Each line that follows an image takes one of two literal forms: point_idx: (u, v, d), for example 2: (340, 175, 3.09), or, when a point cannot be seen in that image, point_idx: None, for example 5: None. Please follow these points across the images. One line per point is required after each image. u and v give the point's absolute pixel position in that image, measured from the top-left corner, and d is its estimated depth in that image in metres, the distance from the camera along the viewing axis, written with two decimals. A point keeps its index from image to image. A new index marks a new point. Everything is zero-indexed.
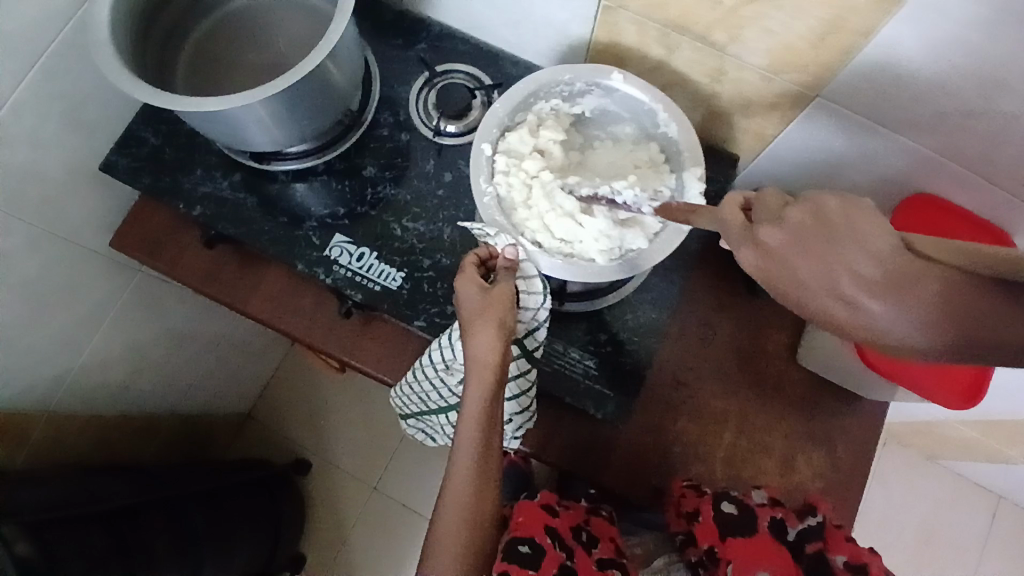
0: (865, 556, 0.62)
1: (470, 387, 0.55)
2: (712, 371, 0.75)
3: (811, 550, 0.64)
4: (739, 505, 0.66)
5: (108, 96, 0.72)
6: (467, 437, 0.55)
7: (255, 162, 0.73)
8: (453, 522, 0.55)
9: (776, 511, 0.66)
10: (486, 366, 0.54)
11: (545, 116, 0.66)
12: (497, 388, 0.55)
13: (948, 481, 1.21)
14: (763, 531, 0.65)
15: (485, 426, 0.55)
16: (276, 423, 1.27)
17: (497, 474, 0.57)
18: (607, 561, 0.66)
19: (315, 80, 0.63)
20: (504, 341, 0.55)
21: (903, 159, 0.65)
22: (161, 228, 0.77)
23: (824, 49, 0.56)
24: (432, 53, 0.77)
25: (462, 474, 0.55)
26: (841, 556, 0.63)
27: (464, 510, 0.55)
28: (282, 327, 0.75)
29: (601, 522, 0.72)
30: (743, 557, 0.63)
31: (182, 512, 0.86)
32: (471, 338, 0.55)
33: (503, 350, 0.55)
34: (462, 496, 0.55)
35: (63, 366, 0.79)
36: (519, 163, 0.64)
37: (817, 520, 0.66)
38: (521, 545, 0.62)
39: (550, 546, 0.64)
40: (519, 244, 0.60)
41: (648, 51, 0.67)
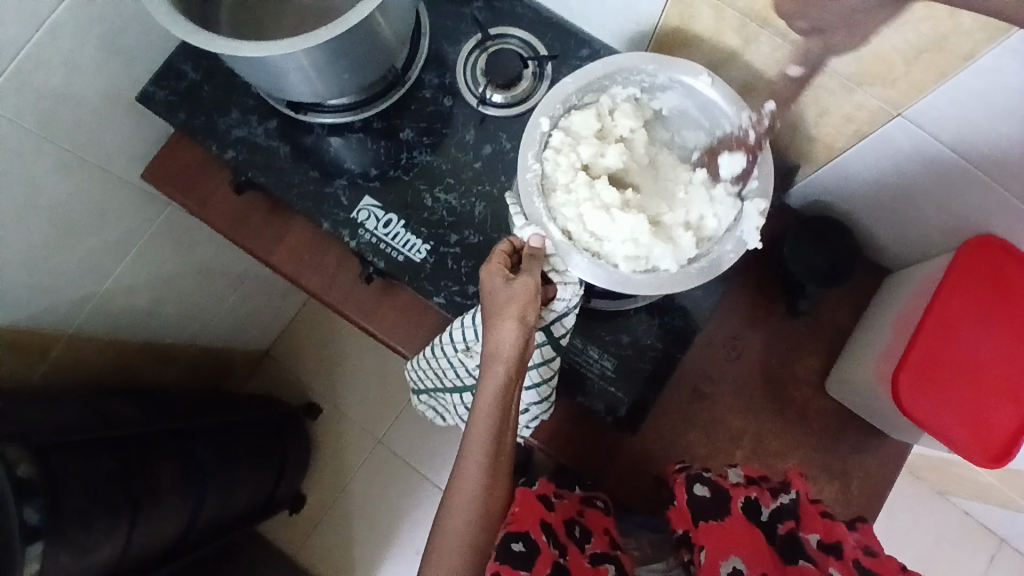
0: (839, 533, 0.60)
1: (484, 379, 0.54)
2: (733, 386, 0.72)
3: (783, 530, 0.60)
4: (713, 486, 0.62)
5: (151, 24, 0.70)
6: (480, 429, 0.55)
7: (291, 110, 0.70)
8: (460, 508, 0.57)
9: (750, 491, 0.63)
10: (500, 361, 0.54)
11: (619, 102, 0.61)
12: (512, 383, 0.54)
13: (954, 519, 1.17)
14: (737, 513, 0.61)
15: (498, 421, 0.54)
16: (291, 363, 1.29)
17: (507, 465, 0.57)
18: (601, 556, 0.64)
19: (360, 33, 0.59)
20: (523, 340, 0.54)
21: (980, 196, 0.60)
22: (192, 165, 0.76)
23: (919, 66, 0.50)
24: (488, 14, 0.73)
25: (472, 467, 0.56)
26: (815, 534, 0.59)
27: (471, 496, 0.56)
28: (303, 283, 0.74)
29: (596, 513, 0.68)
30: (715, 541, 0.59)
31: (191, 443, 0.88)
32: (489, 330, 0.54)
33: (521, 349, 0.54)
34: (471, 486, 0.56)
35: (88, 291, 0.79)
36: (575, 145, 0.59)
37: (791, 498, 0.62)
38: (514, 542, 0.60)
39: (544, 544, 0.61)
40: (550, 236, 0.57)
41: (720, 41, 0.62)
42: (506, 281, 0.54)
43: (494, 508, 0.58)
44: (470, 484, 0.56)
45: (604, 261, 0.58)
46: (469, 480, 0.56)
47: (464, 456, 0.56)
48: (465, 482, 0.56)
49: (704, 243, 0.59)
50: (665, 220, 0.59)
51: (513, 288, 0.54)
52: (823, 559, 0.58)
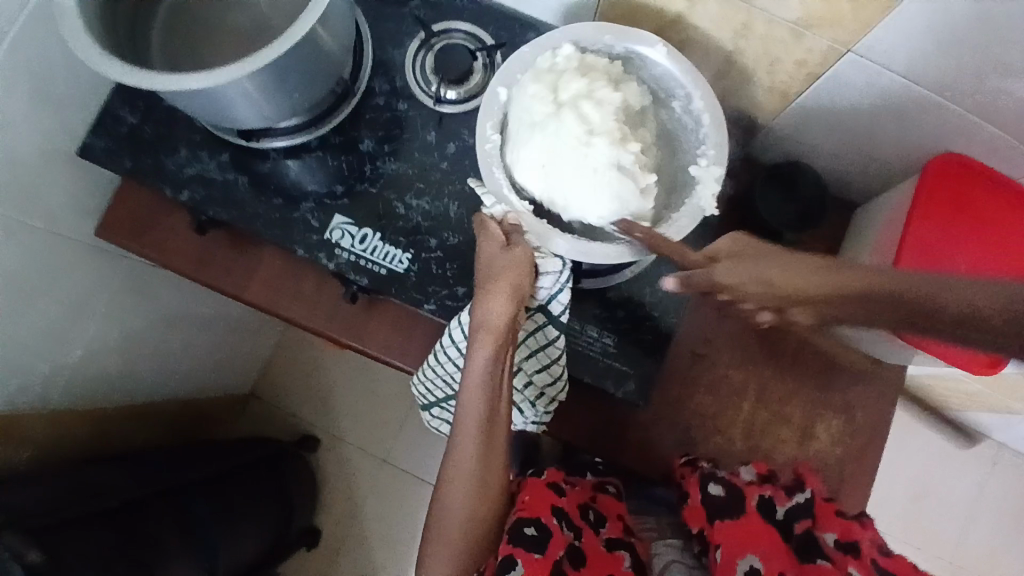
0: (857, 532, 0.58)
1: (473, 352, 0.55)
2: (730, 342, 0.73)
3: (800, 529, 0.59)
4: (726, 486, 0.62)
5: (77, 71, 0.66)
6: (472, 402, 0.55)
7: (243, 140, 0.67)
8: (457, 482, 0.57)
9: (764, 489, 0.61)
10: (490, 333, 0.54)
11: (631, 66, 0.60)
12: (503, 354, 0.55)
13: (949, 433, 1.23)
14: (751, 511, 0.60)
15: (492, 392, 0.55)
16: (279, 399, 1.26)
17: (503, 442, 0.58)
18: (616, 541, 0.61)
19: (304, 49, 0.57)
20: (513, 312, 0.55)
21: (935, 119, 0.62)
22: (146, 212, 0.72)
23: (863, 3, 0.51)
24: (428, 11, 0.72)
25: (467, 441, 0.56)
26: (831, 534, 0.58)
27: (466, 471, 0.57)
28: (285, 314, 0.72)
29: (610, 500, 0.67)
30: (733, 540, 0.57)
31: (190, 503, 0.84)
32: (479, 302, 0.55)
33: (511, 319, 0.55)
34: (466, 459, 0.56)
35: (57, 360, 0.76)
36: (578, 67, 0.58)
37: (807, 496, 0.61)
38: (526, 526, 0.56)
39: (556, 527, 0.58)
40: (513, 208, 0.58)
41: (665, 5, 0.62)
42: (497, 251, 0.56)
43: (493, 481, 0.58)
44: (464, 456, 0.56)
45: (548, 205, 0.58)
46: (464, 453, 0.56)
47: (458, 434, 0.56)
48: (460, 455, 0.56)
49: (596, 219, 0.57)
50: (608, 160, 0.55)
51: (503, 260, 0.56)
52: (840, 559, 0.56)
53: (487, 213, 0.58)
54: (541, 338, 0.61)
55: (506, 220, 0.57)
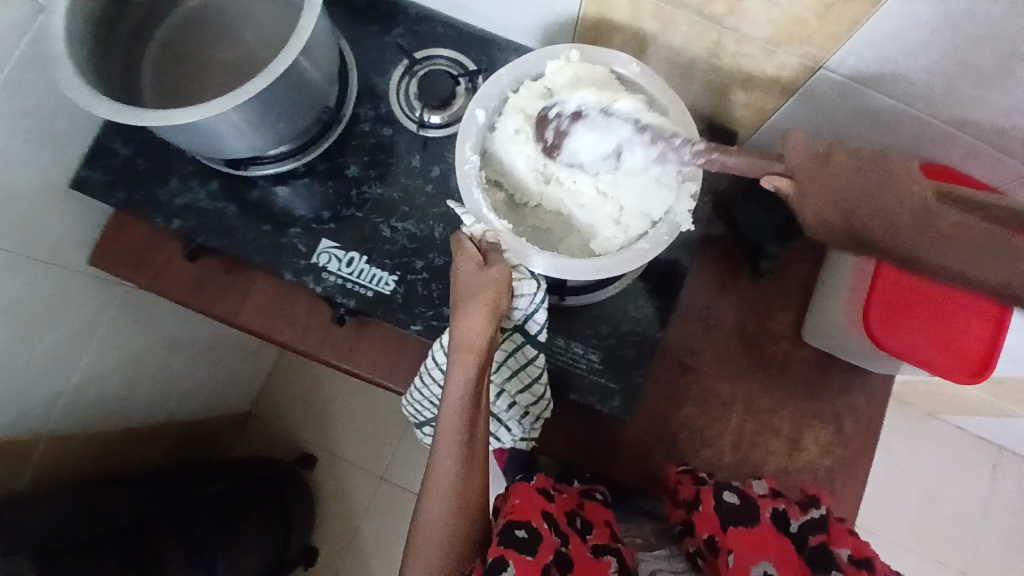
0: (867, 551, 0.59)
1: (452, 373, 0.55)
2: (718, 355, 0.73)
3: (813, 542, 0.59)
4: (741, 495, 0.62)
5: (71, 108, 0.68)
6: (450, 424, 0.55)
7: (232, 168, 0.69)
8: (436, 510, 0.55)
9: (778, 502, 0.62)
10: (469, 352, 0.55)
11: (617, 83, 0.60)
12: (482, 374, 0.55)
13: (951, 438, 1.22)
14: (766, 522, 0.60)
15: (470, 413, 0.55)
16: (279, 419, 1.27)
17: (483, 463, 0.57)
18: (602, 547, 0.60)
19: (288, 81, 0.59)
20: (492, 329, 0.55)
21: (911, 129, 0.63)
22: (140, 241, 0.74)
23: (830, 21, 0.52)
24: (411, 38, 0.73)
25: (446, 465, 0.55)
26: (844, 550, 0.59)
27: (445, 496, 0.55)
28: (276, 337, 0.73)
29: (595, 507, 0.66)
30: (746, 546, 0.58)
31: (194, 523, 0.86)
32: (457, 322, 0.56)
33: (489, 338, 0.55)
34: (444, 485, 0.55)
35: (55, 388, 0.77)
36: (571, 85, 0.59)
37: (819, 512, 0.62)
38: (518, 529, 0.56)
39: (546, 531, 0.57)
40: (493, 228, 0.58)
41: (640, 27, 0.63)
42: (472, 270, 0.57)
43: (476, 505, 0.56)
44: (445, 479, 0.55)
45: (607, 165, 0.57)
46: (445, 475, 0.55)
47: (436, 458, 0.55)
48: (439, 480, 0.55)
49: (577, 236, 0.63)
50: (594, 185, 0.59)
51: (480, 277, 0.56)
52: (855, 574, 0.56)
53: (467, 233, 0.59)
54: (520, 358, 0.62)
55: (485, 239, 0.58)
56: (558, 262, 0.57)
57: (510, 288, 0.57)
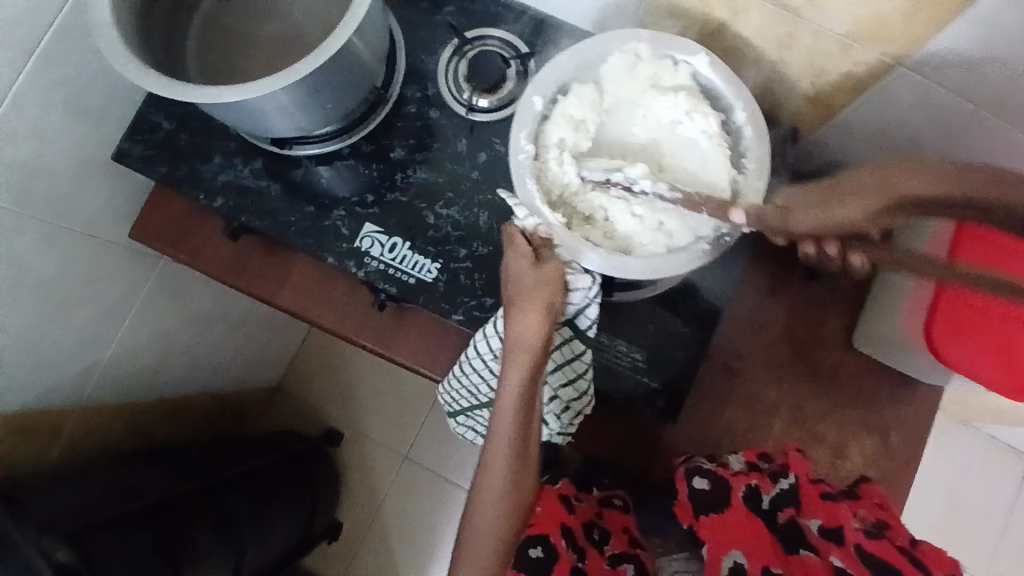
0: (840, 516, 0.56)
1: (507, 372, 0.54)
2: (765, 359, 0.71)
3: (784, 517, 0.57)
4: (714, 479, 0.60)
5: (114, 78, 0.67)
6: (505, 421, 0.54)
7: (277, 147, 0.68)
8: (488, 503, 0.56)
9: (750, 478, 0.61)
10: (526, 351, 0.54)
11: (668, 78, 0.58)
12: (537, 373, 0.54)
13: (985, 448, 1.20)
14: (738, 502, 0.58)
15: (525, 411, 0.54)
16: (304, 394, 1.27)
17: (534, 455, 0.57)
18: (620, 556, 0.61)
19: (339, 61, 0.57)
20: (549, 328, 0.54)
21: (989, 144, 0.59)
22: (181, 217, 0.73)
23: (919, 17, 0.49)
24: (462, 17, 0.71)
25: (499, 461, 0.55)
26: (815, 520, 0.56)
27: (498, 490, 0.56)
28: (315, 320, 0.73)
29: (615, 514, 0.66)
30: (717, 534, 0.56)
31: (220, 497, 0.86)
32: (512, 320, 0.54)
33: (545, 337, 0.54)
34: (498, 479, 0.55)
35: (91, 360, 0.78)
36: (623, 81, 0.58)
37: (790, 482, 0.60)
38: (532, 548, 0.57)
39: (563, 547, 0.58)
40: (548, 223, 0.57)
41: (708, 14, 0.60)
42: (526, 269, 0.55)
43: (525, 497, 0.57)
44: (499, 474, 0.55)
45: (613, 186, 0.57)
46: (497, 473, 0.55)
47: (490, 454, 0.55)
48: (492, 475, 0.55)
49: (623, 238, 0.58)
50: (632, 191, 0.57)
51: (535, 276, 0.54)
52: (824, 547, 0.54)
53: (519, 225, 0.57)
54: (567, 352, 0.62)
55: (537, 234, 0.56)
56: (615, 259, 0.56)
57: (564, 287, 0.55)
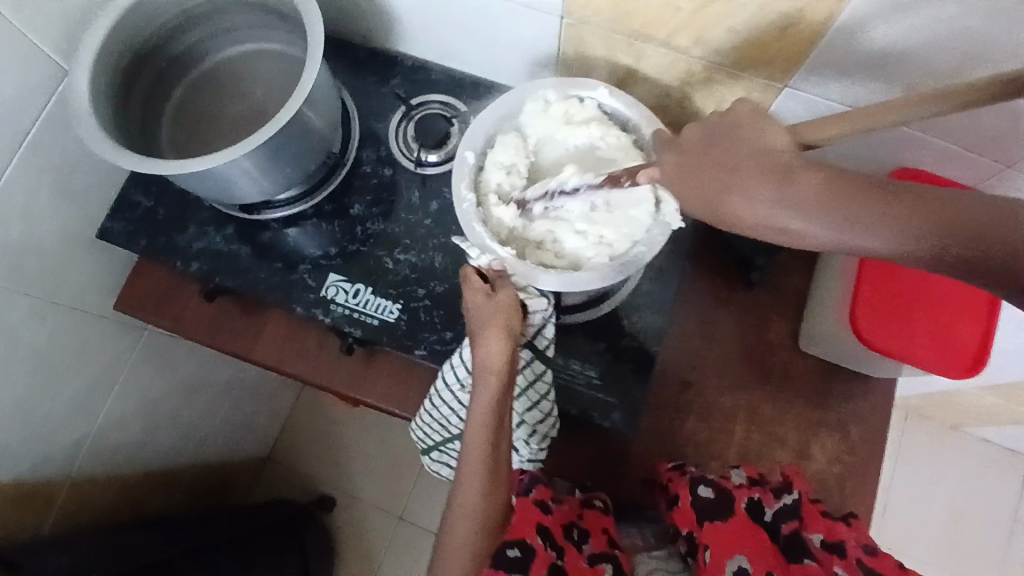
0: (841, 533, 0.58)
1: (477, 395, 0.56)
2: (717, 367, 0.75)
3: (787, 530, 0.58)
4: (717, 488, 0.61)
5: (97, 165, 0.75)
6: (476, 442, 0.56)
7: (244, 213, 0.74)
8: (462, 522, 0.58)
9: (753, 491, 0.61)
10: (491, 375, 0.56)
11: (579, 112, 0.65)
12: (504, 394, 0.57)
13: (974, 451, 1.20)
14: (741, 512, 0.59)
15: (494, 430, 0.56)
16: (297, 462, 1.29)
17: (505, 474, 0.59)
18: (599, 556, 0.61)
19: (294, 128, 0.64)
20: (512, 351, 0.56)
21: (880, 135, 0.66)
22: (161, 286, 0.79)
23: (787, 41, 0.56)
24: (408, 86, 0.79)
25: (471, 480, 0.57)
26: (817, 534, 0.58)
27: (470, 509, 0.57)
28: (289, 371, 0.77)
29: (596, 515, 0.66)
30: (719, 540, 0.57)
31: (210, 560, 0.87)
32: (478, 346, 0.57)
33: (511, 360, 0.56)
34: (470, 497, 0.57)
35: (80, 430, 0.81)
36: (541, 123, 0.65)
37: (793, 497, 0.60)
38: (510, 548, 0.57)
39: (541, 547, 0.58)
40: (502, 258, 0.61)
41: (617, 61, 0.68)
42: (482, 301, 0.57)
43: (496, 515, 0.59)
44: (470, 493, 0.57)
45: (550, 195, 0.62)
46: (470, 490, 0.57)
47: (462, 474, 0.57)
48: (464, 495, 0.58)
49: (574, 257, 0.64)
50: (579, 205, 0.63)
51: (492, 304, 0.57)
52: (826, 558, 0.56)
53: (474, 264, 0.61)
54: (531, 375, 0.64)
55: (491, 268, 0.61)
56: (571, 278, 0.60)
57: (521, 308, 0.58)
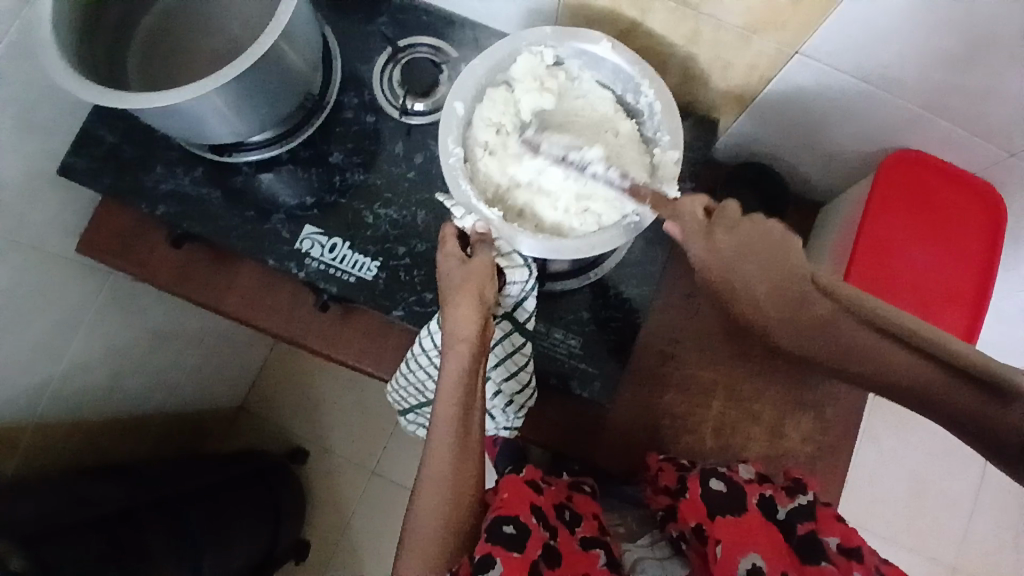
0: (857, 538, 0.56)
1: (445, 363, 0.54)
2: (699, 341, 0.74)
3: (802, 531, 0.57)
4: (728, 483, 0.60)
5: (56, 94, 0.69)
6: (446, 413, 0.54)
7: (215, 154, 0.70)
8: (432, 501, 0.54)
9: (764, 488, 0.61)
10: (460, 343, 0.54)
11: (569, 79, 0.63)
12: (475, 363, 0.54)
13: (942, 432, 1.22)
14: (753, 509, 0.59)
15: (464, 401, 0.54)
16: (270, 412, 1.27)
17: (478, 450, 0.56)
18: (591, 540, 0.61)
19: (270, 65, 0.59)
20: (483, 318, 0.54)
21: (883, 115, 0.64)
22: (126, 228, 0.75)
23: (804, 3, 0.52)
24: (395, 27, 0.74)
25: (441, 455, 0.54)
26: (834, 537, 0.56)
27: (441, 487, 0.54)
28: (260, 324, 0.74)
29: (585, 498, 0.66)
30: (732, 536, 0.56)
31: (179, 512, 0.86)
32: (448, 313, 0.54)
33: (481, 328, 0.54)
34: (440, 475, 0.54)
35: (43, 375, 0.78)
36: (534, 79, 0.61)
37: (808, 499, 0.60)
38: (505, 525, 0.56)
39: (535, 525, 0.58)
40: (488, 220, 0.58)
41: (619, 14, 0.63)
42: (456, 265, 0.56)
43: (469, 495, 0.55)
44: (440, 471, 0.54)
45: (568, 164, 0.59)
46: (438, 468, 0.54)
47: (431, 448, 0.55)
48: (434, 472, 0.54)
49: (561, 224, 0.61)
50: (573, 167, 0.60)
51: (465, 270, 0.55)
52: (843, 563, 0.54)
53: (457, 224, 0.58)
54: (508, 346, 0.62)
55: (476, 230, 0.57)
56: (557, 243, 0.57)
57: (496, 276, 0.56)
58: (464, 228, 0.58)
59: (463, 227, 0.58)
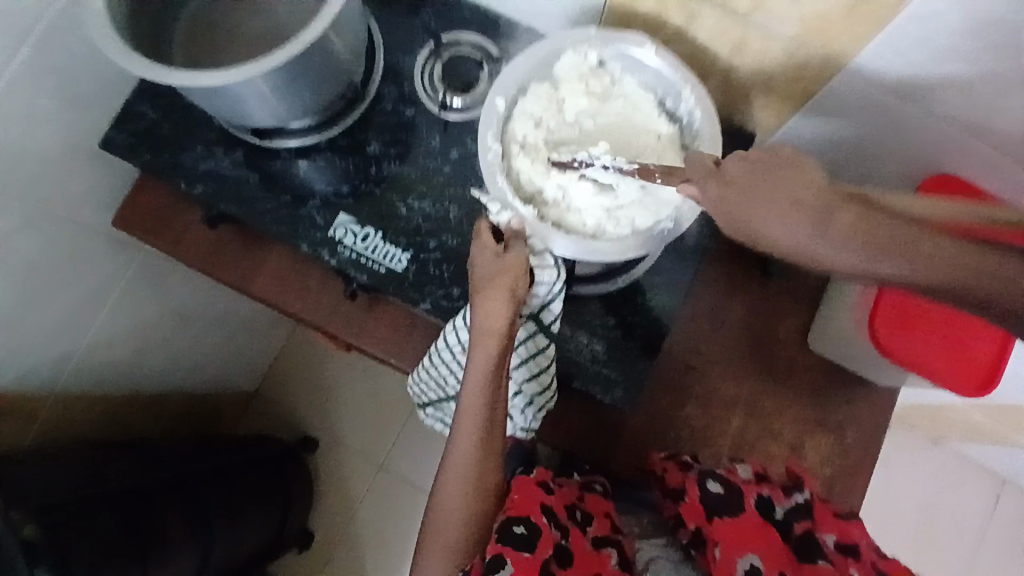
0: (855, 534, 0.56)
1: (473, 355, 0.55)
2: (722, 354, 0.73)
3: (799, 530, 0.56)
4: (726, 483, 0.58)
5: (102, 68, 0.70)
6: (471, 404, 0.56)
7: (256, 138, 0.71)
8: (454, 487, 0.57)
9: (761, 487, 0.59)
10: (490, 336, 0.55)
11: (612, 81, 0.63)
12: (503, 357, 0.55)
13: (954, 464, 1.21)
14: (751, 509, 0.57)
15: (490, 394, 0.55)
16: (282, 398, 1.28)
17: (501, 441, 0.58)
18: (602, 540, 0.58)
19: (316, 52, 0.60)
20: (513, 313, 0.55)
21: (926, 134, 0.63)
22: (161, 205, 0.75)
23: (855, 19, 0.52)
24: (438, 22, 0.75)
25: (465, 445, 0.56)
26: (830, 535, 0.55)
27: (463, 475, 0.57)
28: (288, 309, 0.74)
29: (595, 497, 0.62)
30: (732, 538, 0.55)
31: (195, 494, 0.86)
32: (478, 306, 0.55)
33: (510, 323, 0.55)
34: (462, 464, 0.56)
35: (68, 346, 0.79)
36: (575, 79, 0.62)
37: (805, 496, 0.58)
38: (516, 525, 0.54)
39: (545, 525, 0.55)
40: (524, 217, 0.58)
41: (666, 20, 0.63)
42: (489, 259, 0.56)
43: (490, 485, 0.58)
44: (463, 459, 0.56)
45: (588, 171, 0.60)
46: (461, 457, 0.56)
47: (456, 437, 0.57)
48: (457, 459, 0.57)
49: (593, 226, 0.60)
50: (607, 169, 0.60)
51: (498, 264, 0.55)
52: (841, 560, 0.54)
53: (491, 220, 0.58)
54: (533, 347, 0.62)
55: (510, 227, 0.57)
56: (590, 246, 0.58)
57: (528, 273, 0.57)
58: (498, 224, 0.58)
59: (497, 223, 0.58)
